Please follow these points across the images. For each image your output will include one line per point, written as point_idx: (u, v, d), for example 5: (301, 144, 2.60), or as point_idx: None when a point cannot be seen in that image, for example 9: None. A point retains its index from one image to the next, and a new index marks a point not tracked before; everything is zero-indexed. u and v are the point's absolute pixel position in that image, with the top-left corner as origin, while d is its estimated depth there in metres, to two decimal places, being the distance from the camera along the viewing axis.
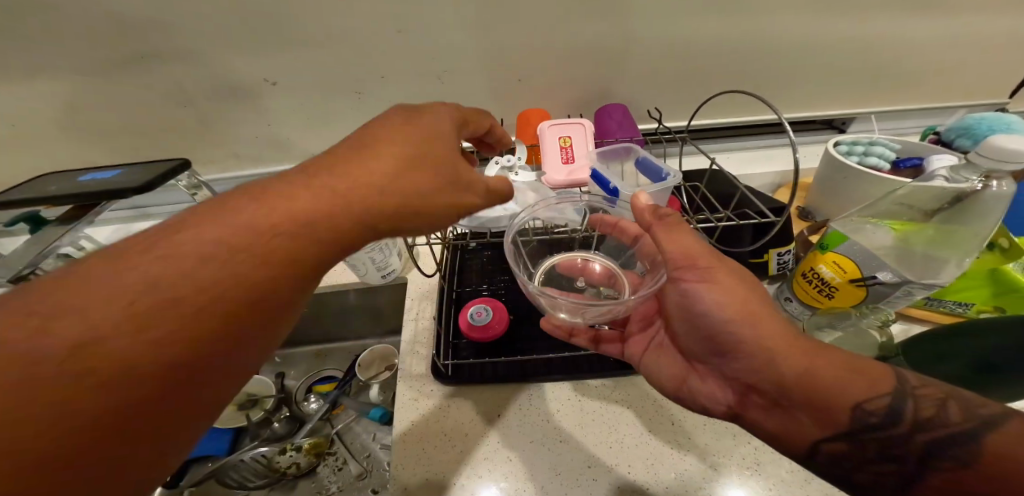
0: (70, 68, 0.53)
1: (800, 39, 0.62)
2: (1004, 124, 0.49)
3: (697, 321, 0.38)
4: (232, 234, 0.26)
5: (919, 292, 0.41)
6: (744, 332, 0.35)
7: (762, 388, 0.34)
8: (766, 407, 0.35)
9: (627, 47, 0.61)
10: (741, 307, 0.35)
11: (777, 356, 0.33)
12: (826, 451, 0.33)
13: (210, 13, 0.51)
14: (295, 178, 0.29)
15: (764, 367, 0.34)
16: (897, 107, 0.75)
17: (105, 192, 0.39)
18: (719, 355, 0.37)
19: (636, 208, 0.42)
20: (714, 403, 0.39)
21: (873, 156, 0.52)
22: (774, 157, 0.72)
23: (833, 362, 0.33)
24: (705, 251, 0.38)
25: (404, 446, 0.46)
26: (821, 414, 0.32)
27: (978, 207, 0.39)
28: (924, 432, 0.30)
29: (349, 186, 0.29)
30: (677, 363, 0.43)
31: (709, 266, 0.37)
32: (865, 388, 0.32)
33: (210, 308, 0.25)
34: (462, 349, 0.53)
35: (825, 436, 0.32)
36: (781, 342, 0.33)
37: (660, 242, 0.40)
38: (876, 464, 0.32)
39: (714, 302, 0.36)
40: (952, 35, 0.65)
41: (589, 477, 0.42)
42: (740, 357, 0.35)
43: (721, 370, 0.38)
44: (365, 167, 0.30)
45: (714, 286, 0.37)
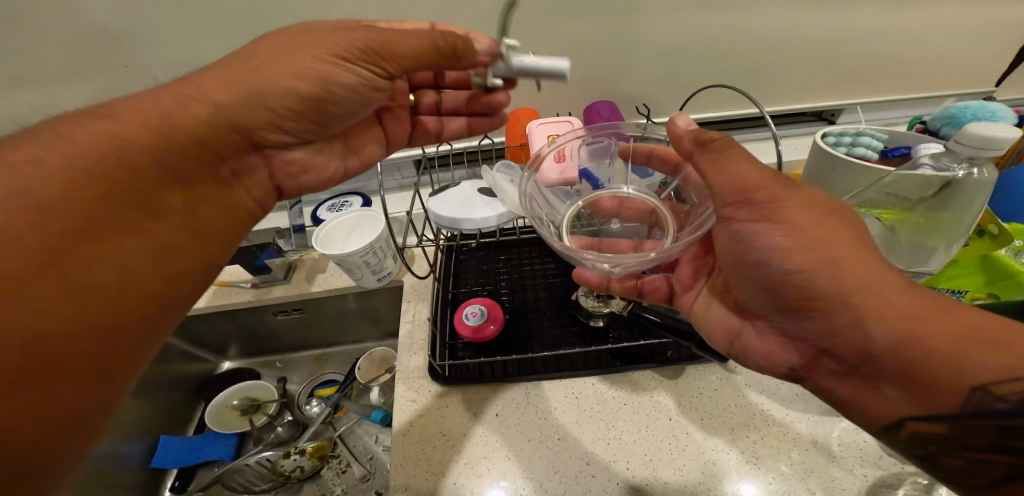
0: (57, 80, 0.54)
1: (780, 35, 0.63)
2: (988, 112, 0.49)
3: (758, 270, 0.36)
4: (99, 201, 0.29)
5: (913, 275, 0.43)
6: (817, 283, 0.32)
7: (842, 350, 0.32)
8: (838, 371, 0.34)
9: (611, 44, 0.61)
10: (815, 254, 0.32)
11: (869, 314, 0.30)
12: (912, 429, 0.31)
13: (192, 20, 0.52)
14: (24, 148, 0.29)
15: (848, 324, 0.31)
16: (882, 98, 0.75)
17: None
18: (788, 309, 0.36)
19: (676, 134, 0.39)
20: (773, 365, 0.39)
21: (860, 147, 0.52)
22: (764, 151, 0.73)
23: (944, 329, 0.29)
24: (768, 184, 0.34)
25: (404, 446, 0.46)
26: (921, 393, 0.30)
27: (965, 193, 0.39)
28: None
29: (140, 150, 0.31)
30: (730, 316, 0.43)
31: (770, 201, 0.34)
32: (1005, 366, 0.28)
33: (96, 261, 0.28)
34: (459, 349, 0.53)
35: (917, 414, 0.30)
36: (884, 304, 0.30)
37: (705, 172, 0.36)
38: (985, 452, 0.29)
39: (783, 249, 0.34)
40: (933, 25, 0.65)
41: (587, 474, 0.43)
42: (818, 313, 0.33)
43: (785, 328, 0.37)
44: (151, 144, 0.31)
45: (782, 226, 0.34)
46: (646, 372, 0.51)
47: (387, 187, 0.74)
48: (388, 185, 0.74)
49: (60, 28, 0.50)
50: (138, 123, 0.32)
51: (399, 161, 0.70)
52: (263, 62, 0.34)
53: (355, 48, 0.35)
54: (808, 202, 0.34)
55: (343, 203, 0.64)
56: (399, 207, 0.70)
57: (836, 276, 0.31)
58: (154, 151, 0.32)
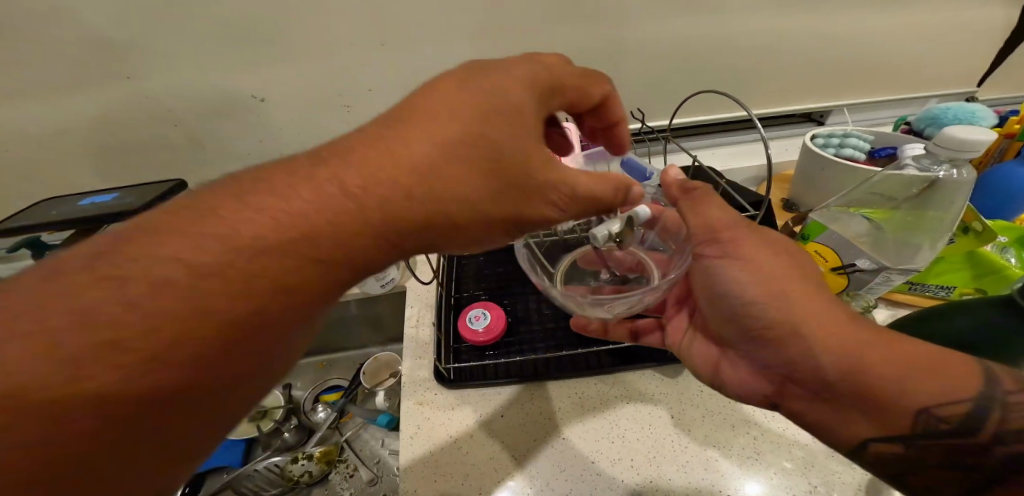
0: (59, 89, 0.54)
1: (769, 38, 0.65)
2: (968, 113, 0.51)
3: (723, 305, 0.39)
4: (212, 231, 0.24)
5: (898, 278, 0.42)
6: (772, 313, 0.34)
7: (801, 373, 0.33)
8: (804, 397, 0.34)
9: (605, 50, 0.63)
10: (766, 288, 0.35)
11: (817, 340, 0.32)
12: (875, 449, 0.32)
13: (190, 28, 0.52)
14: (301, 167, 0.27)
15: (801, 352, 0.33)
16: (870, 99, 0.77)
17: (109, 216, 0.41)
18: (750, 339, 0.37)
19: (667, 181, 0.43)
20: (749, 392, 0.40)
21: (848, 148, 0.54)
22: (753, 152, 0.75)
23: (891, 360, 0.30)
24: (732, 227, 0.38)
25: (410, 449, 0.47)
26: (875, 414, 0.31)
27: (944, 192, 0.41)
28: (1007, 445, 0.28)
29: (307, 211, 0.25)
30: (709, 349, 0.44)
31: (732, 240, 0.38)
32: (939, 391, 0.30)
33: (173, 320, 0.21)
34: (463, 353, 0.54)
35: (876, 435, 0.32)
36: (829, 331, 0.32)
37: (687, 213, 0.41)
38: (941, 471, 0.31)
39: (742, 282, 0.36)
40: (913, 28, 0.67)
41: (592, 472, 0.44)
42: (774, 343, 0.35)
43: (752, 358, 0.38)
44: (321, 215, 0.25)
45: (739, 262, 0.37)
46: (648, 371, 0.52)
47: None
48: None
49: (59, 38, 0.50)
50: (312, 187, 0.26)
51: None
52: (449, 171, 0.28)
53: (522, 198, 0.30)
54: (761, 241, 0.37)
55: None
56: None
57: (787, 305, 0.34)
58: (329, 218, 0.26)
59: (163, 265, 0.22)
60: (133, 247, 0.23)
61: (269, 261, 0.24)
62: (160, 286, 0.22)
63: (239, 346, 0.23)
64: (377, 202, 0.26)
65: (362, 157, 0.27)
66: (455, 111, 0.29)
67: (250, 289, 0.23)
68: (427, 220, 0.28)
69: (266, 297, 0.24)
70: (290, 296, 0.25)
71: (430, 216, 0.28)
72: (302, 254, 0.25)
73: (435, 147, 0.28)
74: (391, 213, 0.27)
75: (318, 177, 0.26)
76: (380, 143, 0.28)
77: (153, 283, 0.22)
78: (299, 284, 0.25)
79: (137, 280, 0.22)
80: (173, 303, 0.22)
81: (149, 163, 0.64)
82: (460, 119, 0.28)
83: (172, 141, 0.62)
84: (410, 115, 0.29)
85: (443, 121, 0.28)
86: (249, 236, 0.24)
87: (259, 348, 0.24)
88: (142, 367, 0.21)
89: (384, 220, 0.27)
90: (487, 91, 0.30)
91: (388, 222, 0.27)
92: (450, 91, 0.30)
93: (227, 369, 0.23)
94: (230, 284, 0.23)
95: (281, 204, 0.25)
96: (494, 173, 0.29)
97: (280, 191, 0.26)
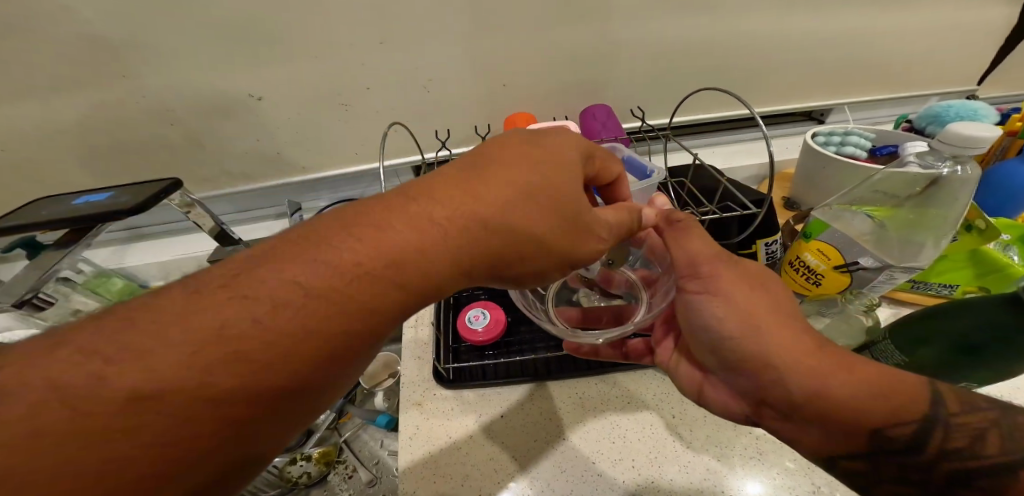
0: (55, 89, 0.53)
1: (771, 35, 0.64)
2: (970, 110, 0.51)
3: (700, 335, 0.38)
4: (283, 271, 0.25)
5: (901, 276, 0.42)
6: (745, 348, 0.34)
7: (773, 401, 0.34)
8: (778, 419, 0.34)
9: (606, 47, 0.62)
10: (743, 320, 0.35)
11: (787, 373, 0.32)
12: (842, 466, 0.32)
13: (187, 26, 0.51)
14: (384, 206, 0.29)
15: (773, 383, 0.33)
16: (870, 97, 0.76)
17: (105, 216, 0.40)
18: (727, 369, 0.37)
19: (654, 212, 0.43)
20: (731, 414, 0.40)
21: (849, 146, 0.54)
22: (754, 151, 0.74)
23: (853, 379, 0.31)
24: (711, 260, 0.38)
25: (409, 451, 0.47)
26: (836, 432, 0.31)
27: (947, 189, 0.42)
28: (952, 461, 0.29)
29: (392, 257, 0.27)
30: (694, 371, 0.43)
31: (711, 275, 0.37)
32: (890, 413, 0.30)
33: (234, 359, 0.22)
34: (463, 353, 0.54)
35: (840, 453, 0.32)
36: (797, 354, 0.32)
37: (670, 244, 0.41)
38: (895, 485, 0.31)
39: (718, 316, 0.36)
40: (914, 26, 0.67)
41: (592, 473, 0.44)
42: (748, 369, 0.34)
43: (731, 385, 0.38)
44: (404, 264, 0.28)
45: (716, 297, 0.36)
46: (649, 371, 0.52)
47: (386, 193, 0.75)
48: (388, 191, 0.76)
49: (56, 39, 0.50)
50: (396, 235, 0.28)
51: (398, 168, 0.71)
52: (522, 219, 0.31)
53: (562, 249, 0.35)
54: (738, 275, 0.37)
55: None
56: None
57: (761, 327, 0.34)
58: (405, 264, 0.28)
59: (237, 305, 0.24)
60: (203, 282, 0.25)
61: (326, 303, 0.25)
62: (227, 324, 0.23)
63: (286, 392, 0.24)
64: (453, 246, 0.29)
65: (438, 211, 0.30)
66: (519, 174, 0.32)
67: (309, 332, 0.24)
68: (495, 259, 0.31)
69: (321, 341, 0.25)
70: (344, 341, 0.25)
71: (494, 267, 0.32)
72: (378, 302, 0.27)
73: (512, 198, 0.31)
74: (456, 263, 0.30)
75: (413, 217, 0.29)
76: (463, 190, 0.31)
77: (223, 323, 0.23)
78: (356, 328, 0.26)
79: (216, 316, 0.23)
80: (239, 341, 0.23)
81: (147, 164, 0.63)
82: (533, 175, 0.32)
83: (170, 142, 0.61)
84: (471, 168, 0.32)
85: (518, 174, 0.32)
86: (326, 276, 0.25)
87: (306, 393, 0.25)
88: (203, 402, 0.22)
89: (460, 261, 0.30)
90: (548, 153, 0.34)
91: (467, 263, 0.30)
92: (518, 151, 0.33)
93: (273, 411, 0.24)
94: (291, 326, 0.24)
95: (365, 246, 0.27)
96: (559, 222, 0.33)
97: (373, 230, 0.28)
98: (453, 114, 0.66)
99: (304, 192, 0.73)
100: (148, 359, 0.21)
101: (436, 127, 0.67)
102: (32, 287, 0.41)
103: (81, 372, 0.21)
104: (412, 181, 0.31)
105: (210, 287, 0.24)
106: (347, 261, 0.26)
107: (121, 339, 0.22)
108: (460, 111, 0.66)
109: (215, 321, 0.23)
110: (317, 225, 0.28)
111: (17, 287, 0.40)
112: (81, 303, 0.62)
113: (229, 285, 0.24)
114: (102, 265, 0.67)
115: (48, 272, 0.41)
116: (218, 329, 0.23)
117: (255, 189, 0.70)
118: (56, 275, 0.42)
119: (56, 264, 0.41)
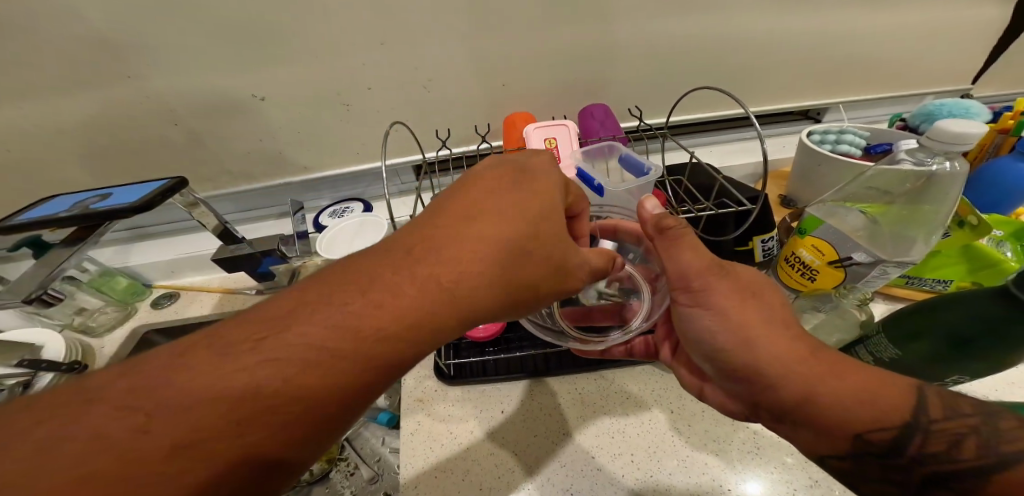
0: (60, 89, 0.54)
1: (768, 34, 0.65)
2: (962, 109, 0.52)
3: (694, 344, 0.39)
4: (301, 330, 0.28)
5: (894, 270, 0.43)
6: (737, 360, 0.35)
7: (766, 406, 0.34)
8: (771, 419, 0.35)
9: (604, 47, 0.63)
10: (735, 335, 0.35)
11: (778, 382, 0.33)
12: (832, 465, 0.33)
13: (192, 28, 0.52)
14: (388, 260, 0.31)
15: (765, 391, 0.34)
16: (866, 97, 0.77)
17: (111, 214, 0.41)
18: (722, 375, 0.38)
19: (643, 215, 0.41)
20: (728, 413, 0.41)
21: (844, 144, 0.54)
22: (751, 150, 0.75)
23: (846, 384, 0.32)
24: (702, 274, 0.38)
25: (410, 447, 0.48)
26: (823, 433, 0.32)
27: (939, 186, 0.42)
28: (931, 465, 0.30)
29: (383, 303, 0.29)
30: (693, 371, 0.44)
31: (703, 287, 0.38)
32: (871, 417, 0.31)
33: (261, 413, 0.26)
34: (463, 349, 0.55)
35: (832, 452, 0.32)
36: (786, 358, 0.33)
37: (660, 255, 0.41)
38: (878, 484, 0.32)
39: (710, 330, 0.37)
40: (909, 25, 0.68)
41: (592, 467, 0.44)
42: (740, 375, 0.35)
43: (727, 390, 0.39)
44: (396, 313, 0.29)
45: (707, 311, 0.37)
46: (646, 368, 0.53)
47: (387, 192, 0.76)
48: (389, 191, 0.77)
49: (61, 41, 0.51)
50: (387, 282, 0.30)
51: (399, 167, 0.72)
52: (517, 270, 0.33)
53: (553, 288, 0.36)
54: (730, 288, 0.37)
55: (344, 210, 0.68)
56: (401, 212, 0.72)
57: (752, 335, 0.35)
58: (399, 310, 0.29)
59: (263, 364, 0.26)
60: (228, 339, 0.27)
61: (333, 360, 0.27)
62: (253, 383, 0.26)
63: (302, 440, 0.27)
64: (452, 298, 0.31)
65: (428, 258, 0.31)
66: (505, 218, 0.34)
67: (322, 387, 0.27)
68: (491, 309, 0.33)
69: (332, 395, 0.27)
70: (353, 393, 0.28)
71: (491, 310, 0.33)
72: (375, 349, 0.28)
73: (505, 242, 0.33)
74: (452, 306, 0.31)
75: (414, 272, 0.31)
76: (460, 241, 0.32)
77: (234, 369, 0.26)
78: (350, 373, 0.28)
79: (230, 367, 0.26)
80: (260, 389, 0.26)
81: (150, 163, 0.64)
82: (525, 227, 0.34)
83: (173, 142, 0.62)
84: (466, 218, 0.34)
85: (513, 226, 0.34)
86: (337, 334, 0.28)
87: (321, 438, 0.28)
88: (234, 452, 0.25)
89: (460, 312, 0.31)
90: (538, 201, 0.36)
91: (470, 314, 0.32)
92: (513, 201, 0.35)
93: (293, 455, 0.27)
94: (307, 383, 0.27)
95: (370, 302, 0.29)
96: (549, 270, 0.35)
97: (379, 287, 0.30)
98: (452, 114, 0.67)
99: (305, 192, 0.73)
100: (190, 414, 0.24)
101: (437, 127, 0.68)
102: (41, 284, 0.40)
103: (130, 425, 0.24)
104: (408, 228, 0.34)
105: (229, 342, 0.27)
106: (342, 314, 0.28)
107: (162, 394, 0.25)
108: (459, 110, 0.67)
109: (244, 379, 0.26)
110: (328, 280, 0.30)
111: (24, 286, 0.40)
112: (83, 301, 0.65)
113: (253, 344, 0.27)
114: (106, 264, 0.68)
115: (56, 271, 0.41)
116: (230, 375, 0.26)
117: (257, 189, 0.70)
118: (64, 275, 0.42)
119: (64, 262, 0.42)
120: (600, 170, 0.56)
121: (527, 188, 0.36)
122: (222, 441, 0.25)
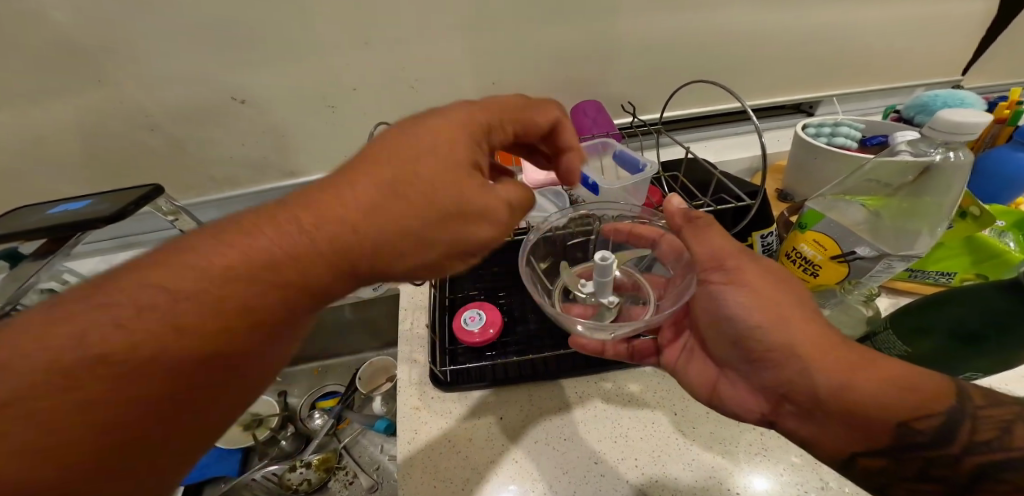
0: (27, 95, 0.52)
1: (759, 27, 0.64)
2: (957, 99, 0.52)
3: (723, 326, 0.38)
4: (173, 285, 0.23)
5: (898, 265, 0.42)
6: (773, 338, 0.34)
7: (796, 397, 0.33)
8: (800, 415, 0.34)
9: (595, 44, 0.62)
10: (769, 312, 0.35)
11: (812, 367, 0.32)
12: (862, 465, 0.33)
13: (165, 29, 0.50)
14: (294, 204, 0.27)
15: (798, 376, 0.33)
16: (858, 89, 0.77)
17: (81, 227, 0.39)
18: (750, 362, 0.37)
19: (669, 210, 0.43)
20: (747, 411, 0.39)
21: (840, 137, 0.54)
22: (746, 144, 0.74)
23: (874, 377, 0.31)
24: (735, 255, 0.38)
25: (409, 455, 0.46)
26: (859, 426, 0.31)
27: (941, 177, 0.41)
28: (980, 453, 0.29)
29: (258, 257, 0.25)
30: (707, 368, 0.43)
31: (737, 268, 0.38)
32: (917, 405, 0.30)
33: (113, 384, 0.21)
34: (459, 354, 0.54)
35: (862, 450, 0.32)
36: (814, 347, 0.33)
37: (689, 241, 0.41)
38: (917, 483, 0.32)
39: (744, 306, 0.36)
40: (897, 17, 0.68)
41: (596, 473, 0.43)
42: (772, 365, 0.35)
43: (751, 379, 0.38)
44: (269, 265, 0.25)
45: (743, 288, 0.37)
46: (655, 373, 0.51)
47: None
48: None
49: (27, 43, 0.48)
50: (268, 234, 0.25)
51: None
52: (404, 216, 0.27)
53: (458, 243, 0.29)
54: (764, 270, 0.37)
55: None
56: None
57: (787, 330, 0.34)
58: (278, 268, 0.25)
59: (115, 326, 0.22)
60: (118, 287, 0.23)
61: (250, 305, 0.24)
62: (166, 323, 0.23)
63: (174, 417, 0.23)
64: (362, 247, 0.26)
65: (321, 203, 0.26)
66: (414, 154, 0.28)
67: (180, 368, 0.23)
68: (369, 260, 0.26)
69: (212, 370, 0.24)
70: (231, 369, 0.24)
71: (383, 255, 0.27)
72: (253, 309, 0.24)
73: (412, 176, 0.27)
74: (342, 254, 0.26)
75: (295, 219, 0.26)
76: (380, 180, 0.27)
77: (90, 329, 0.22)
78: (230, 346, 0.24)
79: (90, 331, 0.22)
80: (116, 359, 0.21)
81: (129, 172, 0.62)
82: (443, 161, 0.29)
83: (153, 147, 0.60)
84: (374, 153, 0.28)
85: (407, 159, 0.28)
86: (212, 280, 0.24)
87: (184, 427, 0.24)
88: (97, 425, 0.21)
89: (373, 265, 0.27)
90: (454, 143, 0.30)
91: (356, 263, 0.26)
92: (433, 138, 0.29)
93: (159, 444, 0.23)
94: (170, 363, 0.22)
95: (275, 244, 0.25)
96: (444, 220, 0.28)
97: (255, 234, 0.25)
98: None
99: None
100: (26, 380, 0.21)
101: None
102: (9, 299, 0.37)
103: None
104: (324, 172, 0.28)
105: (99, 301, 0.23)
106: (217, 267, 0.24)
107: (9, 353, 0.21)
108: None
109: (126, 329, 0.22)
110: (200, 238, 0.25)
111: None
112: None
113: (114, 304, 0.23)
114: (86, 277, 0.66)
115: (25, 286, 0.39)
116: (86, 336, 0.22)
117: (244, 196, 0.68)
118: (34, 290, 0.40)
119: (34, 275, 0.40)
120: (594, 168, 0.54)
121: (449, 118, 0.31)
122: (73, 416, 0.21)
